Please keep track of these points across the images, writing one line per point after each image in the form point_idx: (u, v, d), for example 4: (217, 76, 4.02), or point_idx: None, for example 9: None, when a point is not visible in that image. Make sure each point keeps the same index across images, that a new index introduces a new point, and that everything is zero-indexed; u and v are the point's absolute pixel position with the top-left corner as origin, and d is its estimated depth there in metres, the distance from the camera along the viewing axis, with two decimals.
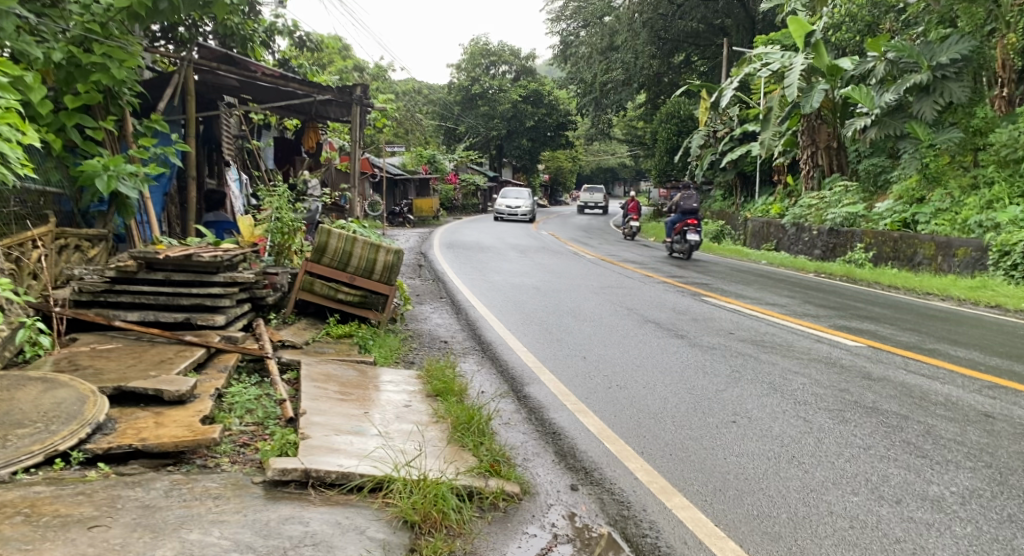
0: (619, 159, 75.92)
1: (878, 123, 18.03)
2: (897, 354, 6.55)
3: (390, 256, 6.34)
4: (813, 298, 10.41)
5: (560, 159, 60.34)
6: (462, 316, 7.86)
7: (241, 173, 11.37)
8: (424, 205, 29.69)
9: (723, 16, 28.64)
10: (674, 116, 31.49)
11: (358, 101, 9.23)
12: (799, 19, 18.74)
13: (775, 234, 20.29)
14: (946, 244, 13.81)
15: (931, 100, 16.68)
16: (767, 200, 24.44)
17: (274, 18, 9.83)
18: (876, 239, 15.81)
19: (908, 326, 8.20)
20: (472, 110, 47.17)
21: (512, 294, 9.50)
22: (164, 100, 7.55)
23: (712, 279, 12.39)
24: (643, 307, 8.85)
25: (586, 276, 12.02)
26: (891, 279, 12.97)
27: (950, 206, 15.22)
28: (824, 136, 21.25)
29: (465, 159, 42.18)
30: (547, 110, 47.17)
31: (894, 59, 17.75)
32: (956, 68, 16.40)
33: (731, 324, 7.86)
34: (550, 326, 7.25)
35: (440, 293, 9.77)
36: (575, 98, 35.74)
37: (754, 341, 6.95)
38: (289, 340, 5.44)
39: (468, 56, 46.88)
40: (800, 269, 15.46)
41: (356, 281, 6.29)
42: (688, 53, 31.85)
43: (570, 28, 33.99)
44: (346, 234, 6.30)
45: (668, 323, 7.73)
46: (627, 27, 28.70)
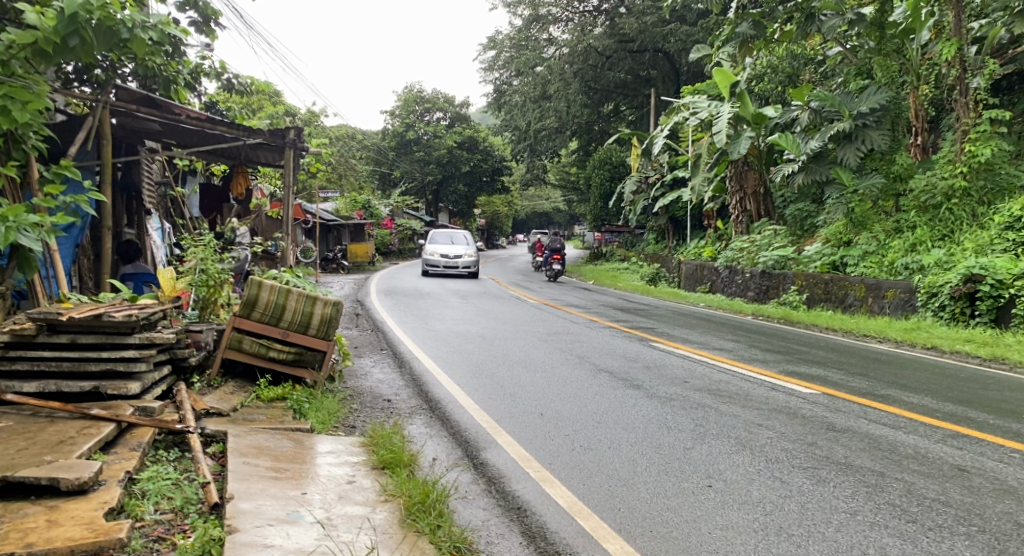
0: (553, 204, 77.03)
1: (805, 169, 18.56)
2: (854, 401, 6.45)
3: (328, 309, 5.87)
4: (758, 342, 10.39)
5: (495, 204, 60.74)
6: (406, 369, 7.41)
7: (162, 221, 10.75)
8: (359, 250, 29.06)
9: (649, 67, 30.05)
10: (607, 162, 31.99)
11: (292, 145, 8.76)
12: (724, 71, 19.44)
13: (708, 276, 20.59)
14: (875, 286, 14.16)
15: (853, 147, 17.18)
16: (700, 244, 24.88)
17: (200, 59, 9.36)
18: (807, 281, 16.13)
19: (855, 371, 8.20)
20: (407, 155, 47.10)
21: (458, 343, 9.11)
22: (76, 144, 6.97)
23: (657, 324, 12.29)
24: (593, 355, 8.59)
25: (530, 323, 11.72)
26: (827, 321, 13.17)
27: (876, 249, 15.69)
28: (751, 182, 21.72)
29: (400, 203, 41.85)
30: (482, 156, 47.46)
31: (817, 109, 18.51)
32: (875, 117, 16.96)
33: (685, 372, 7.67)
34: (500, 379, 6.88)
35: (380, 344, 9.29)
36: (510, 144, 36.00)
37: (711, 391, 6.74)
38: (214, 407, 4.90)
39: (402, 103, 46.97)
40: (738, 311, 15.61)
41: (290, 337, 5.78)
42: (618, 103, 32.69)
43: (502, 78, 34.18)
44: (279, 285, 5.80)
45: (621, 373, 7.48)
46: (559, 75, 29.14)
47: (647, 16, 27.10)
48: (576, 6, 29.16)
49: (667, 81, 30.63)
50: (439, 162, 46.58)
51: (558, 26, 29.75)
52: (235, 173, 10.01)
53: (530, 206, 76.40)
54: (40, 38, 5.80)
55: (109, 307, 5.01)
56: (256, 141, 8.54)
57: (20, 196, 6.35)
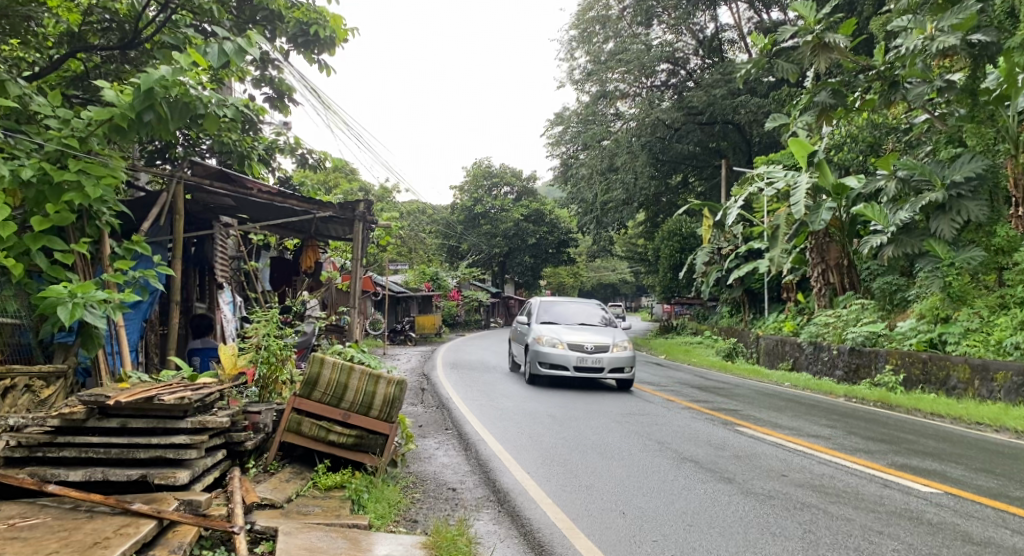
0: (620, 275, 76.51)
1: (895, 241, 17.49)
2: (987, 506, 5.62)
3: (393, 388, 5.48)
4: (858, 429, 9.50)
5: (561, 275, 60.71)
6: (472, 453, 6.92)
7: (235, 295, 10.82)
8: (426, 322, 28.98)
9: (719, 139, 29.71)
10: (676, 234, 31.34)
11: (361, 219, 8.62)
12: (801, 140, 18.88)
13: (791, 352, 19.51)
14: (983, 367, 13.07)
15: (948, 218, 16.13)
16: (778, 318, 23.74)
17: (275, 136, 9.45)
18: (903, 360, 15.00)
19: (978, 466, 7.30)
20: (475, 228, 47.70)
21: (526, 423, 8.58)
22: (148, 219, 6.96)
23: (740, 405, 11.47)
24: (675, 440, 7.90)
25: (603, 401, 11.08)
26: (930, 405, 12.09)
27: (980, 326, 14.55)
28: (833, 254, 20.56)
29: (468, 275, 42.05)
30: (549, 229, 47.58)
31: (904, 178, 17.24)
32: (971, 187, 16.00)
33: (781, 464, 6.93)
34: (573, 467, 6.32)
35: (445, 422, 8.84)
36: (577, 217, 35.95)
37: (815, 488, 6.01)
38: (266, 498, 4.53)
39: (471, 177, 47.85)
40: (828, 392, 14.53)
41: (350, 418, 5.40)
42: (685, 175, 32.40)
43: (569, 151, 34.41)
44: (343, 362, 5.50)
45: (708, 463, 6.80)
46: (627, 148, 28.97)
47: (716, 89, 26.98)
48: (644, 81, 29.29)
49: (738, 152, 30.25)
50: (507, 235, 46.94)
51: (625, 101, 29.90)
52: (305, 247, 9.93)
53: (597, 278, 76.10)
54: (116, 113, 5.87)
55: (164, 388, 4.81)
56: (326, 214, 8.45)
57: (92, 272, 6.32)
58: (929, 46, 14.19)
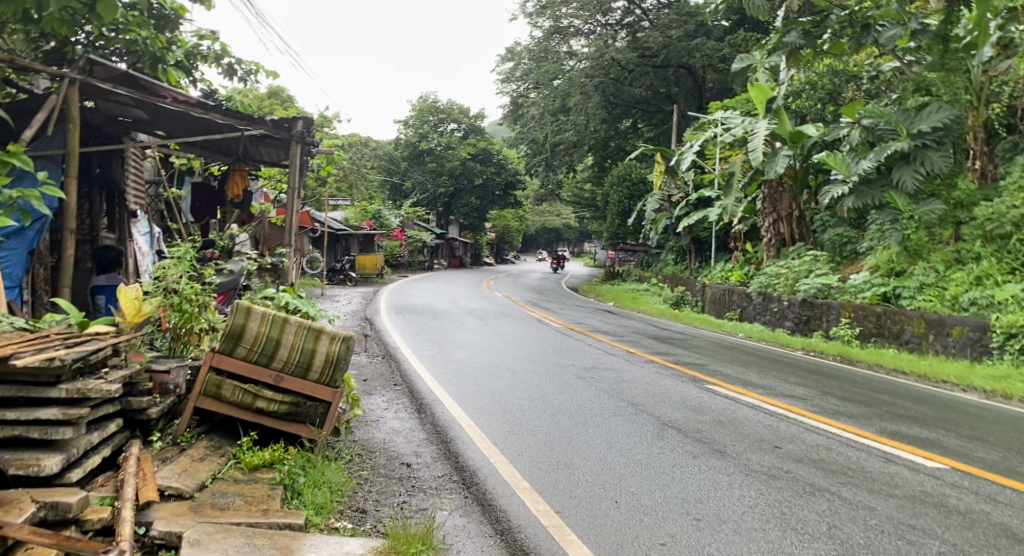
0: (565, 220, 76.34)
1: (855, 192, 16.99)
2: (1001, 485, 5.12)
3: (337, 346, 4.44)
4: (832, 389, 8.99)
5: (507, 218, 60.12)
6: (428, 417, 6.00)
7: (151, 225, 9.66)
8: (367, 261, 27.34)
9: (671, 84, 28.78)
10: (625, 179, 30.39)
11: (300, 140, 7.34)
12: (761, 85, 18.01)
13: (738, 302, 18.97)
14: (938, 323, 12.57)
15: (911, 169, 15.91)
16: (726, 267, 23.21)
17: (197, 39, 8.06)
18: (856, 314, 14.49)
19: (969, 434, 6.83)
20: (419, 166, 45.91)
21: (484, 379, 7.70)
22: (32, 128, 5.57)
23: (704, 359, 10.85)
24: (649, 402, 7.14)
25: (561, 352, 10.28)
26: (890, 362, 11.78)
27: (936, 280, 14.06)
28: (785, 204, 19.94)
29: (411, 215, 40.55)
30: (496, 169, 46.32)
31: (870, 126, 17.06)
32: (937, 137, 15.76)
33: (768, 432, 6.27)
34: (546, 437, 5.48)
35: (393, 377, 7.88)
36: (526, 159, 34.75)
37: (816, 464, 5.36)
38: (169, 487, 3.55)
39: (416, 112, 45.83)
40: (785, 344, 14.12)
41: (283, 381, 4.33)
42: (635, 120, 31.54)
43: (519, 90, 32.85)
44: (274, 314, 4.41)
45: (693, 431, 6.06)
46: (580, 88, 27.57)
47: (672, 29, 25.87)
48: (600, 18, 27.95)
49: (690, 98, 29.39)
50: (452, 174, 45.38)
51: (579, 39, 28.57)
52: (232, 172, 8.57)
53: (541, 223, 76.45)
54: None
55: (37, 340, 3.71)
56: (257, 132, 7.16)
57: None
58: None
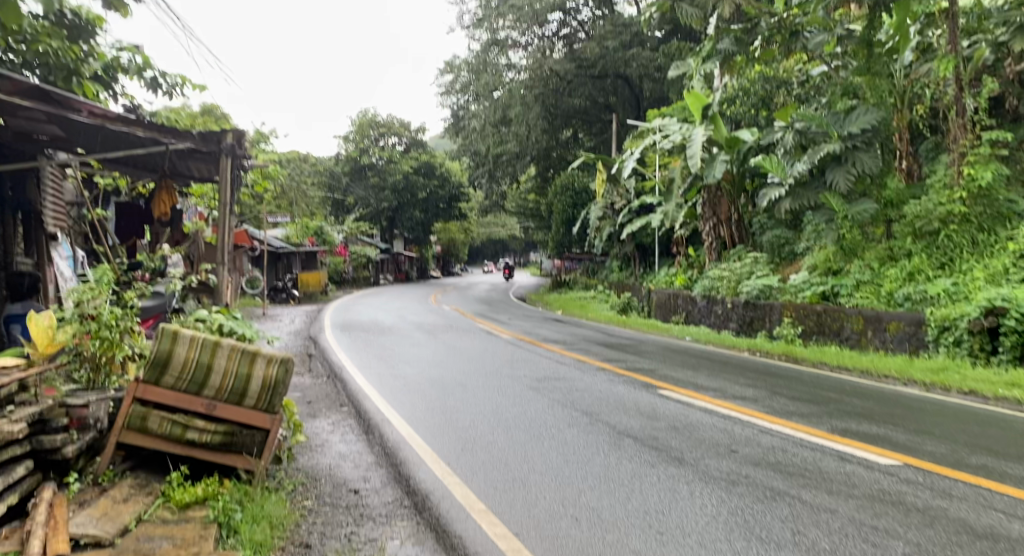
0: (510, 232, 76.51)
1: (791, 195, 17.33)
2: (954, 479, 5.15)
3: (275, 369, 4.16)
4: (781, 389, 9.05)
5: (452, 231, 59.98)
6: (376, 439, 5.73)
7: (74, 249, 9.21)
8: (310, 279, 26.52)
9: (609, 94, 29.14)
10: (569, 188, 30.52)
11: (230, 153, 6.94)
12: (696, 92, 18.26)
13: (683, 306, 19.14)
14: (876, 318, 12.89)
15: (843, 170, 16.19)
16: (670, 272, 23.42)
17: (115, 51, 7.66)
18: (798, 313, 14.72)
19: (916, 428, 6.92)
20: (360, 181, 45.29)
21: (434, 395, 7.45)
22: None
23: (653, 364, 10.83)
24: (602, 410, 7.02)
25: (512, 364, 10.09)
26: (833, 359, 11.99)
27: (871, 279, 14.40)
28: (725, 208, 20.32)
29: (353, 230, 39.91)
30: (439, 182, 46.11)
31: (803, 129, 17.34)
32: (865, 138, 16.09)
33: (723, 436, 6.21)
34: (500, 453, 5.29)
35: (339, 398, 7.56)
36: (469, 171, 34.65)
37: (773, 466, 5.32)
38: (86, 535, 3.25)
39: (355, 127, 45.28)
40: (731, 347, 14.23)
41: (217, 409, 4.02)
42: (575, 130, 31.88)
43: (460, 102, 32.74)
44: (205, 337, 4.09)
45: (649, 439, 5.95)
46: (520, 99, 27.64)
47: (608, 40, 26.22)
48: (536, 30, 28.16)
49: (628, 107, 29.81)
50: (395, 188, 44.91)
51: (516, 51, 28.67)
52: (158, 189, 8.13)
53: (486, 234, 76.54)
54: None
55: None
56: (184, 146, 6.74)
57: None
58: None
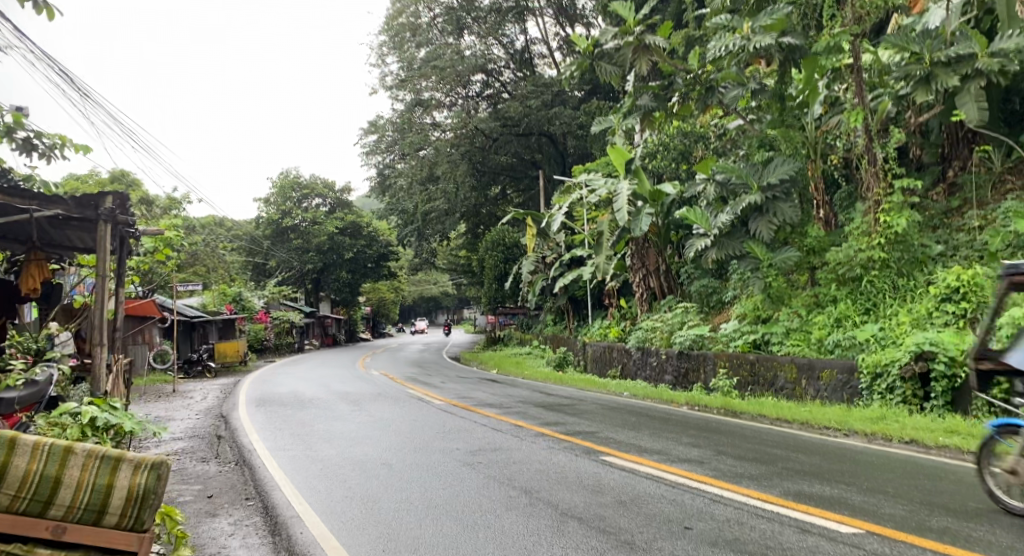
0: (442, 289, 75.70)
1: (717, 244, 17.20)
2: (922, 548, 4.79)
3: (144, 476, 3.40)
4: (726, 448, 8.63)
5: (382, 290, 59.08)
6: (284, 541, 4.97)
7: None
8: (229, 348, 24.87)
9: (535, 151, 29.30)
10: (499, 244, 30.22)
11: (109, 219, 6.17)
12: (619, 148, 18.32)
13: (618, 359, 18.80)
14: (808, 366, 12.79)
15: (765, 220, 16.24)
16: (603, 324, 23.14)
17: None
18: (731, 363, 14.52)
19: (868, 487, 6.60)
20: (284, 243, 43.98)
21: (355, 480, 6.69)
22: None
23: (591, 426, 10.32)
24: (541, 485, 6.43)
25: (442, 434, 9.40)
26: (773, 410, 11.73)
27: (800, 325, 14.37)
28: (653, 259, 20.26)
29: (277, 294, 38.41)
30: (367, 242, 45.25)
31: (722, 181, 17.55)
32: (784, 188, 16.22)
33: (674, 509, 5.70)
34: (429, 553, 4.63)
35: (247, 489, 6.71)
36: (397, 230, 34.04)
37: (730, 546, 4.85)
38: None
39: (277, 188, 44.16)
40: (669, 400, 13.87)
41: (65, 532, 3.27)
42: (503, 187, 31.83)
43: (385, 161, 32.29)
44: (53, 444, 3.37)
45: (595, 519, 5.38)
46: (445, 158, 27.39)
47: (531, 99, 26.43)
48: (460, 91, 28.18)
49: (553, 163, 29.98)
50: (321, 249, 43.78)
51: (441, 111, 28.60)
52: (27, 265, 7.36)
53: (419, 292, 75.62)
54: None
55: None
56: (53, 213, 6.02)
57: None
58: (745, 45, 14.42)
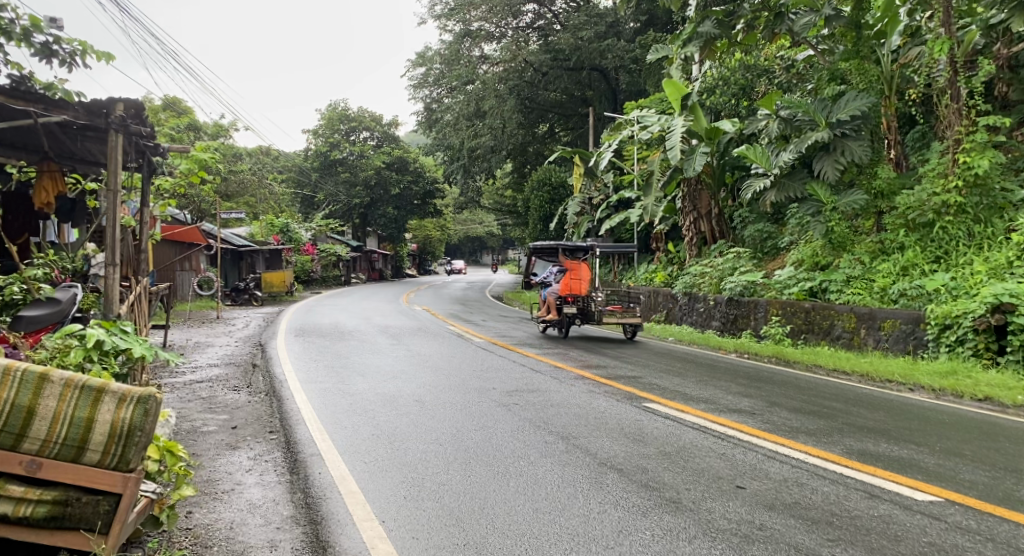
0: (486, 229, 75.28)
1: (777, 186, 16.38)
2: (1013, 523, 4.17)
3: (129, 411, 3.02)
4: (780, 400, 8.03)
5: (427, 228, 59.09)
6: (301, 483, 4.60)
7: None
8: (276, 278, 24.95)
9: (585, 88, 28.20)
10: (545, 183, 29.42)
11: (120, 128, 5.85)
12: (675, 81, 17.07)
13: (664, 303, 18.11)
14: (869, 315, 11.88)
15: (831, 159, 15.23)
16: (649, 268, 22.39)
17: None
18: (785, 311, 13.69)
19: (941, 448, 5.96)
20: (332, 176, 43.76)
21: (383, 417, 6.34)
22: None
23: (635, 371, 9.81)
24: (580, 432, 5.97)
25: (478, 373, 8.99)
26: (830, 361, 11.03)
27: (862, 273, 13.33)
28: (705, 202, 19.24)
29: (323, 228, 38.45)
30: (413, 177, 44.78)
31: (788, 118, 16.32)
32: (855, 126, 15.05)
33: (724, 466, 5.18)
34: (454, 503, 4.19)
35: (272, 422, 6.43)
36: (442, 166, 33.45)
37: (792, 510, 4.30)
38: None
39: (325, 121, 43.80)
40: (718, 348, 13.23)
41: (40, 469, 2.94)
42: (551, 124, 30.83)
43: (432, 95, 31.48)
44: (26, 370, 3.00)
45: (637, 472, 4.90)
46: (493, 92, 26.54)
47: (584, 30, 25.06)
48: (510, 21, 27.00)
49: (604, 99, 28.80)
50: (367, 184, 43.54)
51: (490, 43, 27.55)
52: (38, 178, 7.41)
53: (464, 231, 75.49)
54: None
55: None
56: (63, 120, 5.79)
57: None
58: None
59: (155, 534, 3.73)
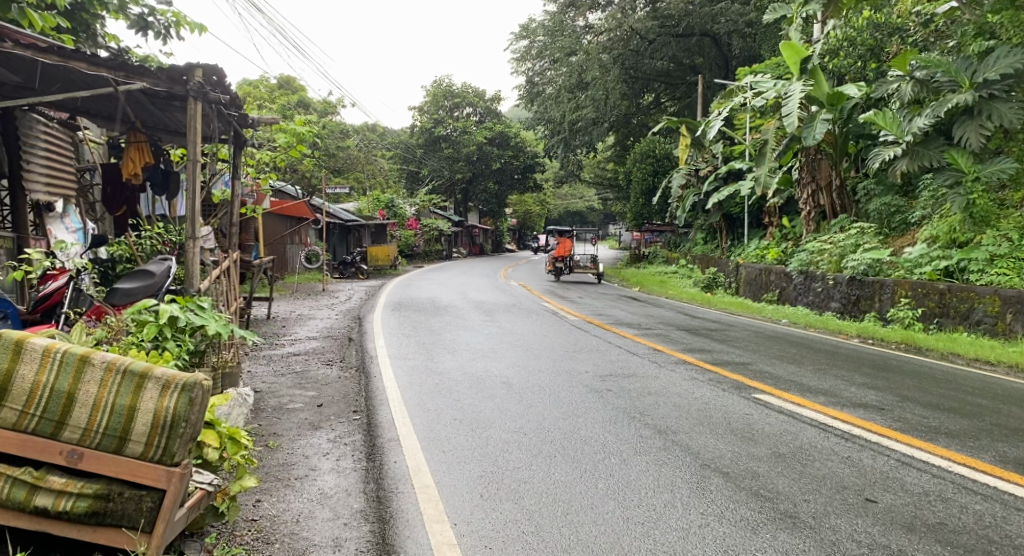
0: (587, 205, 74.17)
1: (909, 154, 14.80)
2: None
3: (173, 399, 2.82)
4: (911, 393, 7.11)
5: (527, 203, 58.77)
6: (375, 473, 4.31)
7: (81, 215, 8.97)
8: (380, 252, 25.33)
9: (694, 54, 26.75)
10: (649, 155, 28.27)
11: (197, 95, 6.00)
12: (793, 44, 15.72)
13: (777, 282, 16.92)
14: (1018, 298, 10.50)
15: (975, 125, 13.57)
16: (759, 244, 21.06)
17: None
18: (915, 293, 12.29)
19: None
20: (435, 152, 43.95)
21: (469, 399, 6.02)
22: None
23: (743, 356, 9.05)
24: (680, 425, 5.41)
25: (572, 355, 8.53)
26: (970, 349, 9.79)
27: (1009, 252, 11.66)
28: (825, 172, 17.53)
29: (426, 203, 38.70)
30: (514, 152, 44.47)
31: (923, 79, 14.68)
32: (1005, 86, 13.23)
33: (849, 472, 4.51)
34: (533, 505, 3.77)
35: (357, 401, 6.23)
36: (543, 139, 32.82)
37: (935, 535, 3.61)
38: None
39: (430, 97, 43.92)
40: (838, 332, 12.11)
41: (81, 460, 2.78)
42: (657, 94, 29.55)
43: (535, 68, 30.66)
44: (67, 352, 2.84)
45: (744, 477, 4.31)
46: (597, 63, 25.59)
47: None
48: None
49: (714, 66, 27.23)
50: (470, 159, 43.50)
51: (594, 11, 26.52)
52: (128, 146, 7.64)
53: (565, 206, 74.75)
54: None
55: None
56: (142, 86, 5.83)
57: None
58: None
59: (218, 524, 3.54)
